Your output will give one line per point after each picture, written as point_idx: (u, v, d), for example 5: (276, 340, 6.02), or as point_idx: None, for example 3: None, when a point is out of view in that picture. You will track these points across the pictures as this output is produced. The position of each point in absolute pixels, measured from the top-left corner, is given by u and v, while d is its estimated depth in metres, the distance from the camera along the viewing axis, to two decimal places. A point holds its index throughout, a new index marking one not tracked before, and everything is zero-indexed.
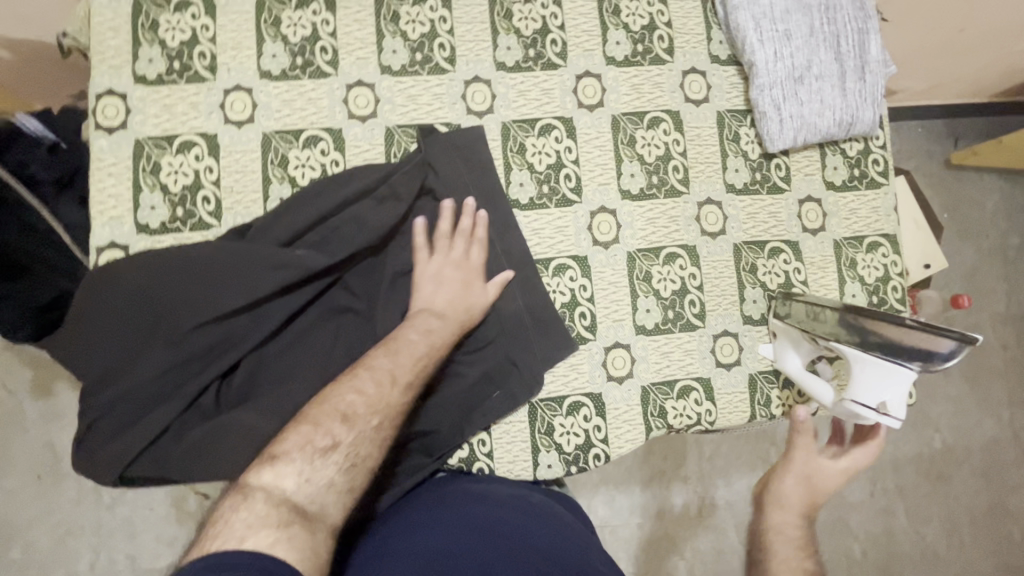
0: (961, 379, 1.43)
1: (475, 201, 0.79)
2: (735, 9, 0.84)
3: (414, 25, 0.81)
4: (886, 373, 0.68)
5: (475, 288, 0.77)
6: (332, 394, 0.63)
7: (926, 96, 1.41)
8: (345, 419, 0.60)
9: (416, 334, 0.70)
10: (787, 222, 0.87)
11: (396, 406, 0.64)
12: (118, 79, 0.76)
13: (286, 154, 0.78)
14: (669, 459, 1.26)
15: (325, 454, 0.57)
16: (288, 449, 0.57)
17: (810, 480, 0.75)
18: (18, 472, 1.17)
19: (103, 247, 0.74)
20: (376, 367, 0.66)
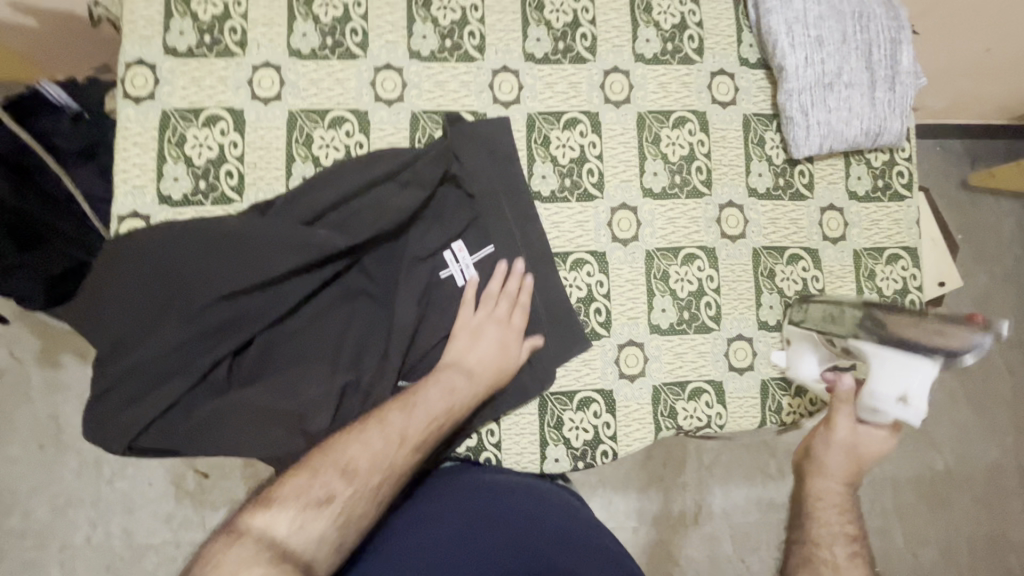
0: (965, 402, 1.42)
1: (522, 263, 0.79)
2: (769, 12, 0.82)
3: (445, 11, 0.81)
4: (901, 360, 0.63)
5: (509, 349, 0.76)
6: (341, 439, 0.64)
7: (944, 118, 1.40)
8: (344, 473, 0.61)
9: (436, 391, 0.70)
10: (808, 229, 0.86)
11: (400, 468, 0.64)
12: (148, 50, 0.76)
13: (310, 133, 0.78)
14: (668, 466, 1.26)
15: (320, 505, 0.58)
16: (283, 496, 0.59)
17: (849, 445, 0.69)
18: (21, 439, 1.19)
19: (125, 216, 0.74)
20: (389, 424, 0.65)
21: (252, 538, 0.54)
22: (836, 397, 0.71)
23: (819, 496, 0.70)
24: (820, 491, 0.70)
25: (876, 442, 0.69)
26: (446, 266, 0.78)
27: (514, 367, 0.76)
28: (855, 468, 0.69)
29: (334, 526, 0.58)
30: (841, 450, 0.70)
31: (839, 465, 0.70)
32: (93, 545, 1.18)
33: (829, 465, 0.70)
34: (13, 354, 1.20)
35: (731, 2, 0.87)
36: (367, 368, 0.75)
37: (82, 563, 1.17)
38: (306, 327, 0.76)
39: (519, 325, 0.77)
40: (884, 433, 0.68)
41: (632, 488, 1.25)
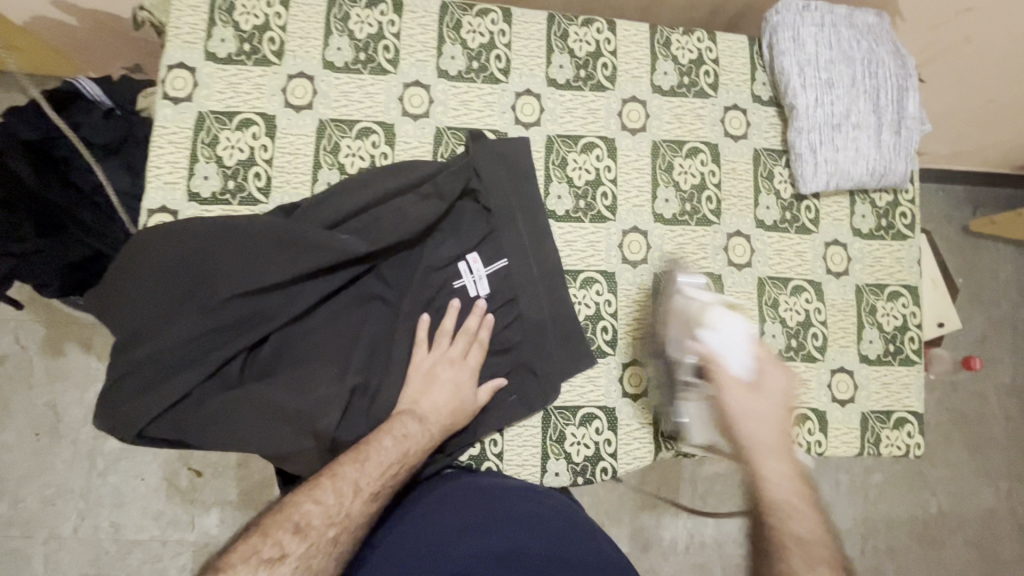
0: (961, 446, 1.43)
1: (485, 301, 0.80)
2: (782, 54, 0.86)
3: (474, 35, 0.85)
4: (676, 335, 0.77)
5: (465, 391, 0.76)
6: (292, 499, 0.63)
7: (947, 163, 1.43)
8: (297, 530, 0.60)
9: (389, 442, 0.70)
10: (812, 262, 0.89)
11: (356, 518, 0.64)
12: (189, 54, 0.79)
13: (338, 142, 0.81)
14: (661, 491, 1.26)
15: (272, 565, 0.57)
16: (234, 560, 0.56)
17: (755, 410, 0.65)
18: (18, 426, 1.19)
19: (154, 210, 0.77)
20: (343, 479, 0.65)
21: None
22: (712, 381, 0.69)
23: (774, 497, 0.61)
24: (774, 486, 0.61)
25: (780, 396, 0.66)
26: (459, 276, 0.80)
27: (470, 409, 0.77)
28: (779, 427, 0.64)
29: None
30: (758, 422, 0.64)
31: (770, 437, 0.63)
32: (79, 537, 1.18)
33: (763, 440, 0.63)
34: (18, 341, 1.21)
35: (746, 42, 0.91)
36: (378, 371, 0.77)
37: (68, 556, 1.17)
38: (319, 327, 0.77)
39: (477, 366, 0.78)
40: (774, 378, 0.67)
41: (623, 511, 1.25)
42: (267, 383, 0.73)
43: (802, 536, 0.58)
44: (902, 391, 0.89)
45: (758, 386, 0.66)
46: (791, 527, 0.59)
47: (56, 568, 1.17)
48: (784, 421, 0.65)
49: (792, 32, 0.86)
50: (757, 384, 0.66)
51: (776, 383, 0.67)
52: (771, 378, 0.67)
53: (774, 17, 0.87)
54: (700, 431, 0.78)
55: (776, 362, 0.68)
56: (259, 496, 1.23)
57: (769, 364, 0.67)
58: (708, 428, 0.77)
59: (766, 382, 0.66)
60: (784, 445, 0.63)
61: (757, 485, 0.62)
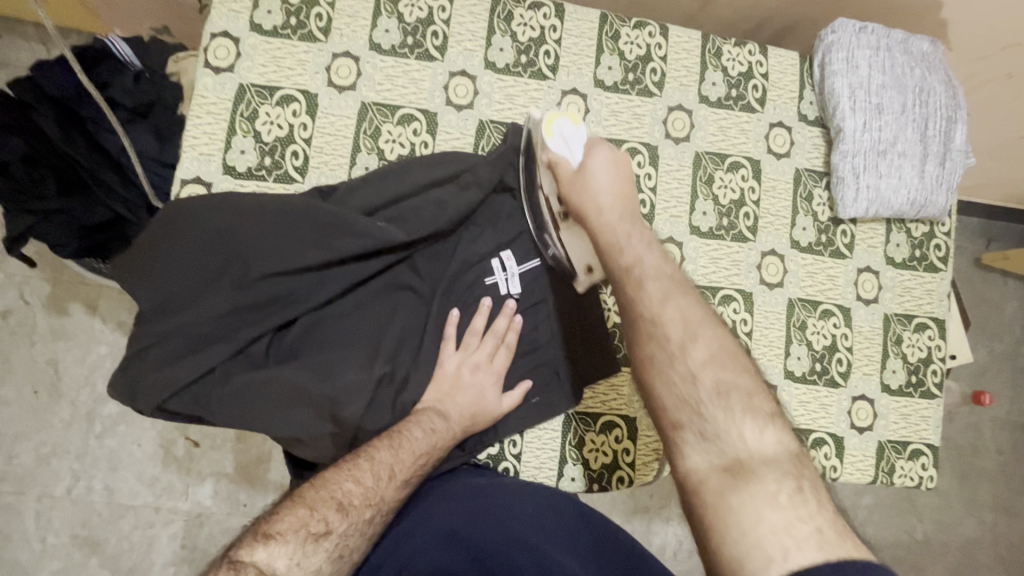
0: (954, 476, 1.44)
1: (516, 301, 0.78)
2: (834, 74, 0.85)
3: (525, 28, 0.83)
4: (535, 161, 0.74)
5: (493, 392, 0.76)
6: (332, 476, 0.63)
7: (971, 195, 1.43)
8: (340, 507, 0.60)
9: (419, 431, 0.70)
10: (843, 287, 0.88)
11: (389, 503, 0.65)
12: (234, 23, 0.77)
13: (379, 126, 0.79)
14: (656, 496, 1.27)
15: (317, 540, 0.57)
16: (283, 529, 0.56)
17: (592, 189, 0.64)
18: (16, 383, 1.18)
19: (187, 181, 0.75)
20: (378, 461, 0.66)
21: (256, 569, 0.51)
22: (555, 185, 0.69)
23: (608, 246, 0.63)
24: (606, 236, 0.63)
25: (611, 169, 0.65)
26: (491, 273, 0.79)
27: (494, 413, 0.76)
28: (613, 193, 0.64)
29: (330, 559, 0.57)
30: (590, 196, 0.64)
31: (606, 202, 0.63)
32: (72, 499, 1.17)
33: (599, 204, 0.64)
34: (23, 297, 1.19)
35: (798, 59, 0.89)
36: (403, 363, 0.76)
37: (59, 517, 1.16)
38: (346, 313, 0.76)
39: (505, 367, 0.77)
40: (604, 155, 0.65)
41: (617, 514, 1.26)
42: (290, 367, 0.71)
43: (636, 259, 0.60)
44: (919, 423, 0.89)
45: (585, 166, 0.65)
46: (625, 260, 0.61)
47: (46, 527, 1.16)
48: (624, 191, 0.64)
49: (846, 53, 0.85)
50: (585, 165, 0.65)
51: (603, 155, 0.65)
52: (598, 157, 0.65)
53: (829, 36, 0.86)
54: (575, 253, 0.74)
55: (604, 141, 0.66)
56: (256, 472, 1.22)
57: (598, 145, 0.66)
58: (583, 248, 0.73)
59: (592, 160, 0.65)
60: (621, 204, 0.63)
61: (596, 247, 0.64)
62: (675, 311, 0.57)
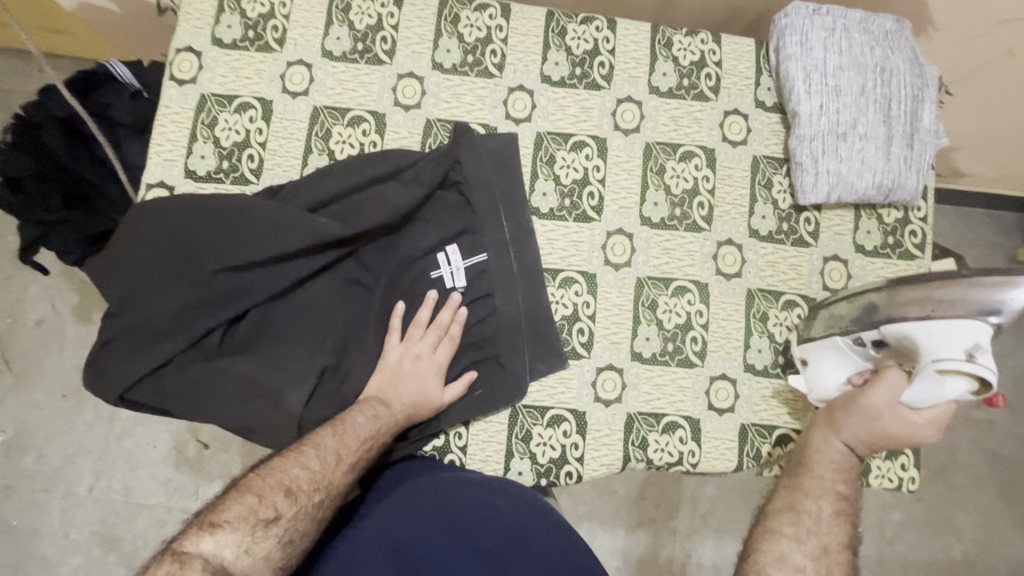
0: (995, 491, 1.31)
1: (460, 294, 0.79)
2: (787, 58, 0.83)
3: (471, 29, 0.85)
4: (947, 326, 0.60)
5: (438, 382, 0.77)
6: (279, 465, 0.65)
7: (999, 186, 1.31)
8: (288, 493, 0.62)
9: (364, 419, 0.71)
10: (808, 277, 0.85)
11: (338, 486, 0.66)
12: (198, 39, 0.83)
13: (330, 128, 0.83)
14: (660, 507, 1.23)
15: (266, 526, 0.59)
16: (229, 518, 0.58)
17: (877, 417, 0.62)
18: (46, 386, 1.27)
19: (153, 185, 0.80)
20: (324, 448, 0.67)
21: (199, 558, 0.54)
22: (876, 380, 0.64)
23: (817, 456, 0.66)
24: (821, 450, 0.66)
25: (905, 433, 0.61)
26: (437, 267, 0.80)
27: (438, 404, 0.77)
28: (877, 444, 0.63)
29: (281, 544, 0.59)
30: (866, 416, 0.64)
31: (862, 429, 0.64)
32: (92, 496, 1.24)
33: (858, 425, 0.64)
34: (53, 306, 1.29)
35: (753, 46, 0.88)
36: (350, 355, 0.78)
37: (78, 511, 1.24)
38: (298, 308, 0.79)
39: (450, 357, 0.78)
40: (921, 432, 0.60)
41: (619, 523, 1.23)
42: (240, 360, 0.75)
43: (827, 489, 0.64)
44: None
45: (898, 413, 0.61)
46: (807, 475, 0.65)
47: (70, 523, 1.23)
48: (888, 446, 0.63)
49: (800, 36, 0.82)
50: (900, 412, 0.61)
51: (919, 426, 0.60)
52: (916, 419, 0.60)
53: (782, 20, 0.84)
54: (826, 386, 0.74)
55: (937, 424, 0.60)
56: None
57: (926, 424, 0.60)
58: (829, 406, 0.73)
59: (907, 418, 0.61)
60: (874, 446, 0.64)
61: (812, 442, 0.68)
62: (808, 552, 0.60)
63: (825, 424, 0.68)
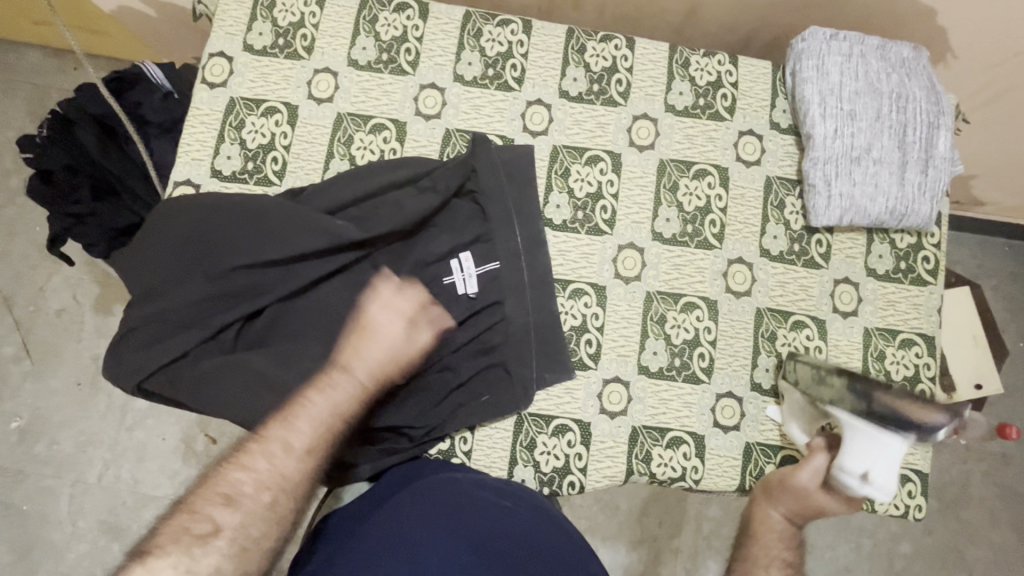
0: (1007, 528, 1.28)
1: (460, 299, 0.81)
2: (803, 82, 0.83)
3: (493, 43, 0.87)
4: (870, 439, 0.68)
5: (399, 338, 0.73)
6: (219, 472, 0.63)
7: (1020, 218, 1.30)
8: (228, 501, 0.61)
9: (319, 398, 0.69)
10: (818, 298, 0.85)
11: (292, 475, 0.64)
12: (230, 44, 0.86)
13: (352, 134, 0.85)
14: (662, 525, 1.22)
15: (206, 541, 0.58)
16: (163, 542, 0.57)
17: (808, 495, 0.72)
18: (63, 375, 1.31)
19: (179, 182, 0.83)
20: (271, 443, 0.65)
21: None
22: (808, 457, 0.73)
23: (762, 527, 0.73)
24: (765, 521, 0.73)
25: (826, 508, 0.72)
26: (449, 273, 0.82)
27: (405, 356, 0.73)
28: (807, 515, 0.73)
29: (229, 554, 0.59)
30: (799, 493, 0.72)
31: (795, 504, 0.72)
32: (101, 485, 1.26)
33: (792, 504, 0.72)
34: (74, 296, 1.33)
35: (770, 68, 0.89)
36: None
37: (87, 499, 1.26)
38: (308, 305, 0.80)
39: (416, 313, 0.74)
40: (836, 507, 0.72)
41: (621, 540, 1.23)
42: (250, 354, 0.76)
43: (774, 558, 0.70)
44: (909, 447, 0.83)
45: (823, 495, 0.72)
46: (756, 546, 0.72)
47: (78, 511, 1.25)
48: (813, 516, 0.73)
49: (816, 61, 0.83)
50: (825, 494, 0.71)
51: (837, 507, 0.72)
52: (835, 503, 0.72)
53: (799, 44, 0.85)
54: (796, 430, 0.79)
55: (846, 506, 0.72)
56: None
57: (839, 504, 0.72)
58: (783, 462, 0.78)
59: (829, 501, 0.71)
60: (802, 517, 0.73)
61: (756, 511, 0.74)
62: None
63: (766, 495, 0.74)
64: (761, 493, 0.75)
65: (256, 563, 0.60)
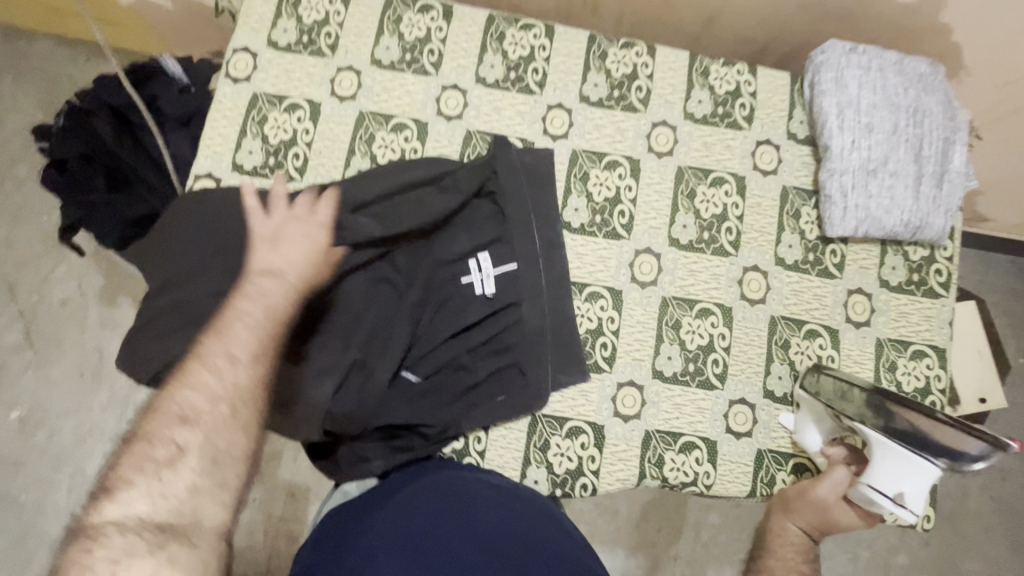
0: (1003, 542, 1.29)
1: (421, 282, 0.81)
2: (822, 94, 0.85)
3: (516, 47, 0.88)
4: (898, 464, 0.68)
5: (319, 228, 0.67)
6: (163, 399, 0.55)
7: None
8: (182, 422, 0.53)
9: (250, 305, 0.60)
10: (831, 308, 0.86)
11: (247, 384, 0.56)
12: (255, 40, 0.86)
13: (374, 133, 0.86)
14: (662, 531, 1.22)
15: (169, 467, 0.52)
16: (123, 481, 0.51)
17: (828, 508, 0.74)
18: (67, 365, 1.30)
19: (200, 175, 0.84)
20: (209, 359, 0.56)
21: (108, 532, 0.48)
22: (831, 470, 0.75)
23: (779, 539, 0.76)
24: (782, 535, 0.76)
25: (845, 521, 0.74)
26: (467, 273, 0.82)
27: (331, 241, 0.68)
28: (824, 529, 0.75)
29: (202, 470, 0.53)
30: (818, 505, 0.74)
31: (813, 518, 0.75)
32: None
33: (810, 517, 0.75)
34: (79, 286, 1.33)
35: (788, 80, 0.90)
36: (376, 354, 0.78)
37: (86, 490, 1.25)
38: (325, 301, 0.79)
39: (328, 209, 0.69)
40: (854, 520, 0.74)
41: (619, 545, 1.23)
42: None
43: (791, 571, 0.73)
44: None
45: (841, 507, 0.74)
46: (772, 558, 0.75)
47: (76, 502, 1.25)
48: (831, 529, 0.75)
49: (835, 73, 0.84)
50: (843, 506, 0.74)
51: (854, 520, 0.74)
52: (852, 515, 0.74)
53: (819, 56, 0.86)
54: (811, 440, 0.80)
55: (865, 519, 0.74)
56: None
57: (857, 517, 0.74)
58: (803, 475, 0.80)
59: (847, 513, 0.74)
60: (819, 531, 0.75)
61: (773, 525, 0.77)
62: None
63: (784, 509, 0.77)
64: (778, 507, 0.78)
65: (234, 470, 0.54)
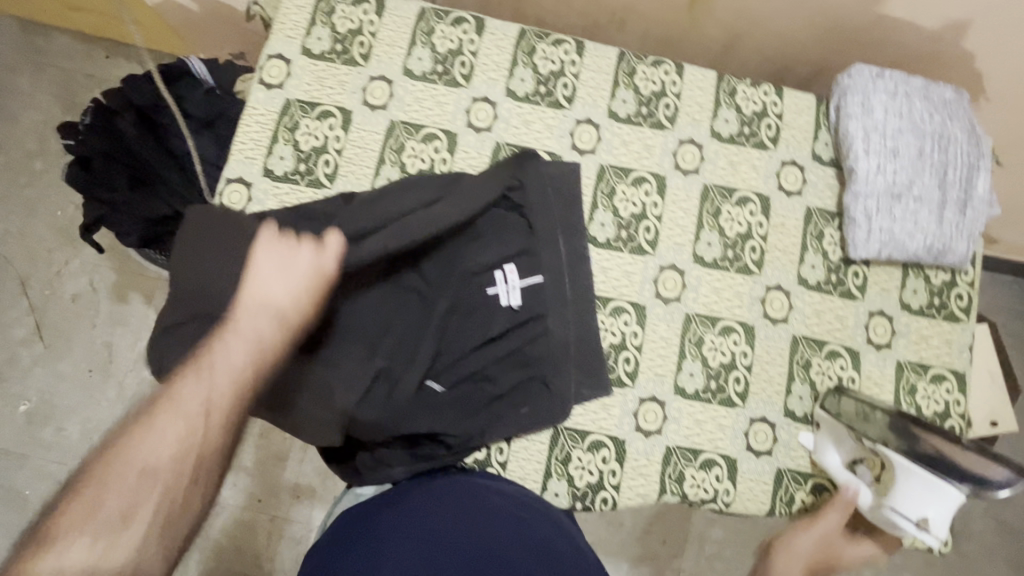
0: (1009, 566, 1.29)
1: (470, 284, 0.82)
2: (848, 117, 0.86)
3: (546, 61, 0.89)
4: (925, 490, 0.70)
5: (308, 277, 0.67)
6: (128, 438, 0.54)
7: None
8: (141, 474, 0.52)
9: (237, 348, 0.60)
10: (852, 329, 0.86)
11: (217, 438, 0.56)
12: (289, 47, 0.87)
13: (404, 142, 0.87)
14: (668, 545, 1.22)
15: (124, 521, 0.51)
16: (68, 526, 0.49)
17: (827, 538, 0.76)
18: (78, 360, 1.30)
19: (233, 180, 0.84)
20: (182, 407, 0.55)
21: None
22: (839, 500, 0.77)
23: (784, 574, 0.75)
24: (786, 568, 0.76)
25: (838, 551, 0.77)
26: (494, 284, 0.83)
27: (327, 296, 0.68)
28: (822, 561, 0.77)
29: (149, 533, 0.51)
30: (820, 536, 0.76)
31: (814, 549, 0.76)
32: None
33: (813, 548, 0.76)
34: (93, 282, 1.33)
35: (814, 102, 0.91)
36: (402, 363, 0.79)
37: None
38: (355, 308, 0.79)
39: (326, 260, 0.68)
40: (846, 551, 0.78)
41: (624, 557, 1.23)
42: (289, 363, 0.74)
43: None
44: None
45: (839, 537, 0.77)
46: None
47: None
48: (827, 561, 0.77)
49: (862, 97, 0.85)
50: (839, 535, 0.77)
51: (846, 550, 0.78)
52: (846, 545, 0.78)
53: (846, 80, 0.87)
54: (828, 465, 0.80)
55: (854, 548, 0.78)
56: None
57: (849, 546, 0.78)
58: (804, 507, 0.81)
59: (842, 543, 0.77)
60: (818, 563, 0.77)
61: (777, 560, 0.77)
62: None
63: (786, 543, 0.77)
64: (779, 542, 0.78)
65: (179, 538, 0.54)
